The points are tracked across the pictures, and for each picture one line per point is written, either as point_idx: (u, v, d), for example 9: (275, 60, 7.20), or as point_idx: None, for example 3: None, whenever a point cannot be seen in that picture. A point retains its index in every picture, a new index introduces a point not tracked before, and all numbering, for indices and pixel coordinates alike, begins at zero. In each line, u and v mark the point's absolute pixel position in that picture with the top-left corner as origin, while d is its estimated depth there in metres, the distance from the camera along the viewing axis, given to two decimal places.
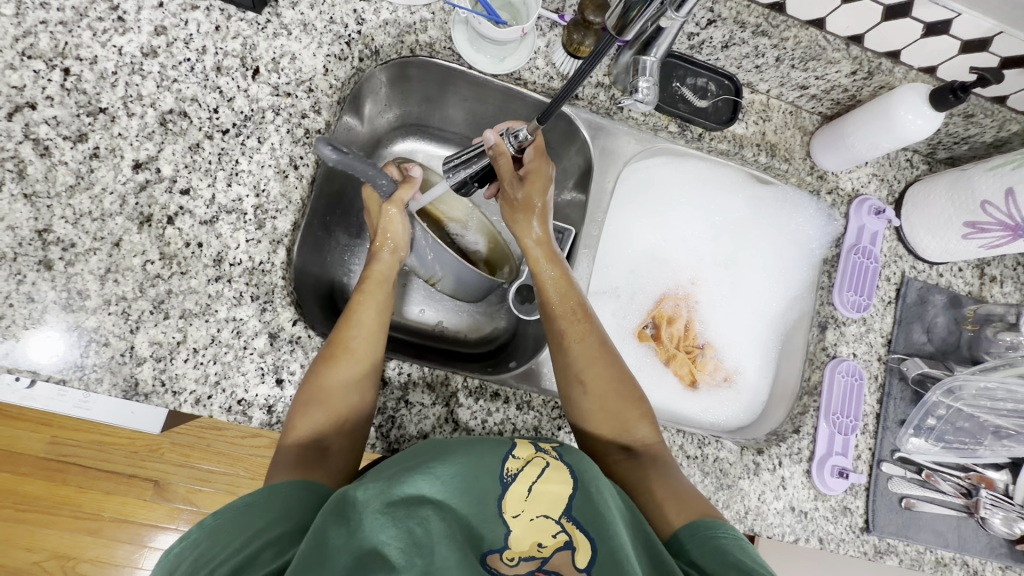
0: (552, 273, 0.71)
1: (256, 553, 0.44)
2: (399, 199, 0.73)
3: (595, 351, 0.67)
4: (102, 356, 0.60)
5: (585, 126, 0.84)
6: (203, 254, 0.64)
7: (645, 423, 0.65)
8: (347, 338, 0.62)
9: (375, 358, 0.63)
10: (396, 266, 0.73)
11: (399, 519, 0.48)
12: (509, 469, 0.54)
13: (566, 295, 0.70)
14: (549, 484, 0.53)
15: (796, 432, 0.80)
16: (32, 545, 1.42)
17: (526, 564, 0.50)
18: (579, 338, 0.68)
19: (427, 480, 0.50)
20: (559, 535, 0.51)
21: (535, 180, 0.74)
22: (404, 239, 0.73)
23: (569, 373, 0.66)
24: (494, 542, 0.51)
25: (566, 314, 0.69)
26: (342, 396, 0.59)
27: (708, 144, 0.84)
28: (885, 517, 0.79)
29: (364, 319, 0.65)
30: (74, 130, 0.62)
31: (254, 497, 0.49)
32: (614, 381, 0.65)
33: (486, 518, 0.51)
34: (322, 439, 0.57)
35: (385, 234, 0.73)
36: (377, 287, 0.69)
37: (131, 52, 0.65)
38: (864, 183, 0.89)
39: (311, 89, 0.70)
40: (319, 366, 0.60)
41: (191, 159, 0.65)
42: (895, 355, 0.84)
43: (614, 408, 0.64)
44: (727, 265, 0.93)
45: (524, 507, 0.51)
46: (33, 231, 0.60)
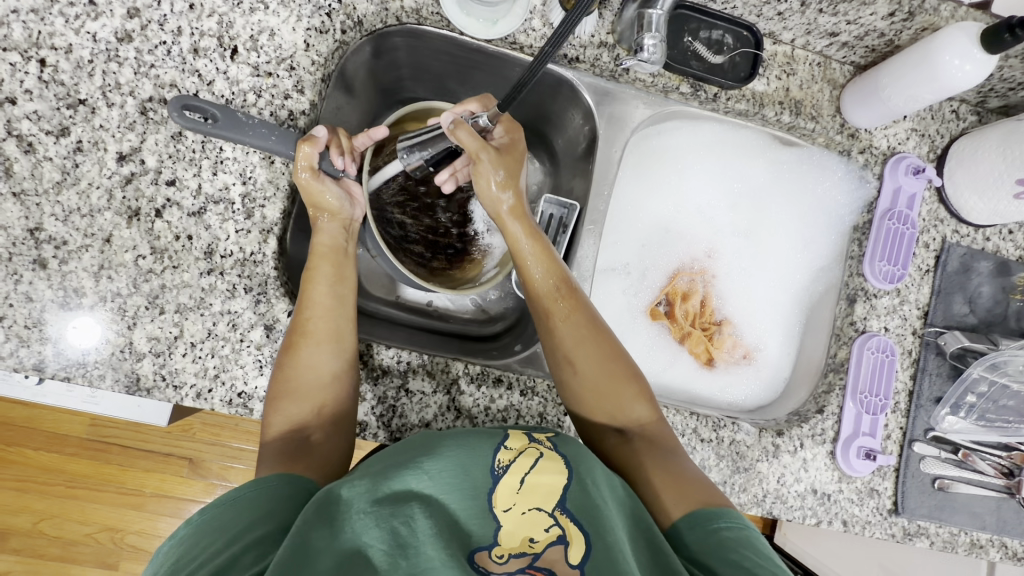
0: (533, 247, 0.66)
1: (237, 555, 0.44)
2: (302, 164, 0.62)
3: (584, 329, 0.63)
4: (104, 353, 0.60)
5: (589, 91, 0.77)
6: (194, 247, 0.63)
7: (642, 402, 0.61)
8: (304, 322, 0.60)
9: (340, 334, 0.61)
10: (340, 230, 0.66)
11: (383, 519, 0.47)
12: (501, 460, 0.53)
13: (549, 271, 0.65)
14: (542, 475, 0.52)
15: (820, 412, 0.76)
16: (83, 520, 1.52)
17: (517, 561, 0.49)
18: (566, 316, 0.63)
19: (415, 475, 0.51)
20: (552, 529, 0.50)
21: (508, 155, 0.68)
22: (337, 204, 0.65)
23: (558, 356, 0.62)
24: (482, 539, 0.49)
25: (551, 289, 0.64)
26: (314, 382, 0.58)
27: (724, 104, 0.76)
28: (916, 499, 0.75)
29: (314, 298, 0.61)
30: (56, 124, 0.61)
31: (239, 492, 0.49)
32: (605, 360, 0.62)
33: (476, 513, 0.50)
34: (300, 429, 0.57)
35: (313, 203, 0.64)
36: (328, 264, 0.63)
37: (106, 38, 0.62)
38: (902, 140, 0.80)
39: (293, 68, 0.66)
40: (283, 358, 0.59)
41: (175, 149, 0.63)
42: (932, 329, 0.78)
43: (609, 388, 0.61)
44: (747, 235, 0.87)
45: (515, 500, 0.51)
46: (25, 230, 0.60)
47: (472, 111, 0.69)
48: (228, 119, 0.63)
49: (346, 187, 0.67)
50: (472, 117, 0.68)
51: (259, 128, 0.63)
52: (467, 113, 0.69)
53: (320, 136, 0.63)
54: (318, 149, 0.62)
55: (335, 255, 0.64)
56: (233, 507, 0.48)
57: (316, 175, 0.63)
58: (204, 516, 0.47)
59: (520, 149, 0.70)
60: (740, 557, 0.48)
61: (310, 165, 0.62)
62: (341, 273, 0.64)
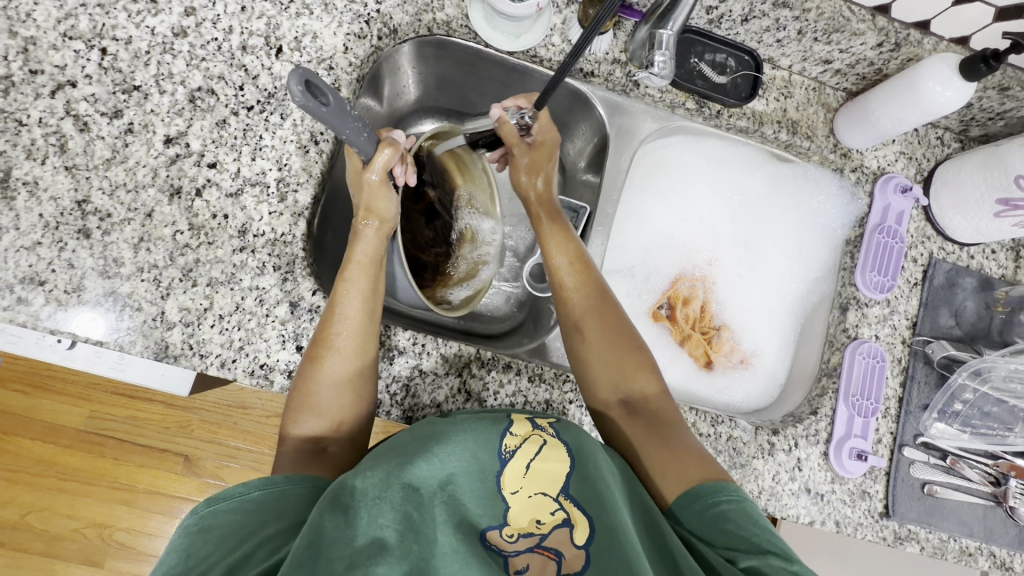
0: (550, 227, 0.74)
1: (251, 550, 0.47)
2: (377, 167, 0.66)
3: (594, 300, 0.68)
4: (136, 320, 0.64)
5: (601, 104, 0.83)
6: (229, 226, 0.67)
7: (647, 376, 0.64)
8: (333, 336, 0.62)
9: (365, 352, 0.63)
10: (383, 238, 0.69)
11: (398, 504, 0.50)
12: (508, 445, 0.56)
13: (564, 247, 0.71)
14: (546, 461, 0.55)
15: (814, 414, 0.79)
16: (72, 514, 1.50)
17: (525, 540, 0.52)
18: (578, 287, 0.69)
19: (427, 463, 0.52)
20: (557, 512, 0.53)
21: (540, 150, 0.77)
22: (390, 211, 0.69)
23: (569, 322, 0.68)
24: (491, 519, 0.53)
25: (564, 264, 0.70)
26: (335, 400, 0.61)
27: (726, 121, 0.82)
28: (906, 503, 0.78)
29: (347, 309, 0.63)
30: (110, 107, 0.66)
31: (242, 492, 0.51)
32: (610, 331, 0.66)
33: (486, 494, 0.54)
34: (318, 440, 0.60)
35: (369, 206, 0.68)
36: (361, 274, 0.66)
37: (163, 32, 0.68)
38: (890, 161, 0.86)
39: (331, 67, 0.72)
40: (306, 369, 0.61)
41: (218, 134, 0.68)
42: (920, 338, 0.82)
43: (616, 359, 0.65)
44: (745, 246, 0.92)
45: (522, 484, 0.54)
46: (73, 202, 0.64)
47: (519, 106, 0.74)
48: (335, 105, 0.51)
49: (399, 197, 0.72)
50: (516, 112, 0.74)
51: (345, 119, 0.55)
52: (515, 108, 0.75)
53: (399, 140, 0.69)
54: (397, 154, 0.67)
55: (371, 266, 0.67)
56: (240, 508, 0.50)
57: (384, 179, 0.67)
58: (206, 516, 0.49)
59: (552, 143, 0.77)
60: (739, 529, 0.49)
61: (384, 169, 0.67)
62: (374, 286, 0.67)
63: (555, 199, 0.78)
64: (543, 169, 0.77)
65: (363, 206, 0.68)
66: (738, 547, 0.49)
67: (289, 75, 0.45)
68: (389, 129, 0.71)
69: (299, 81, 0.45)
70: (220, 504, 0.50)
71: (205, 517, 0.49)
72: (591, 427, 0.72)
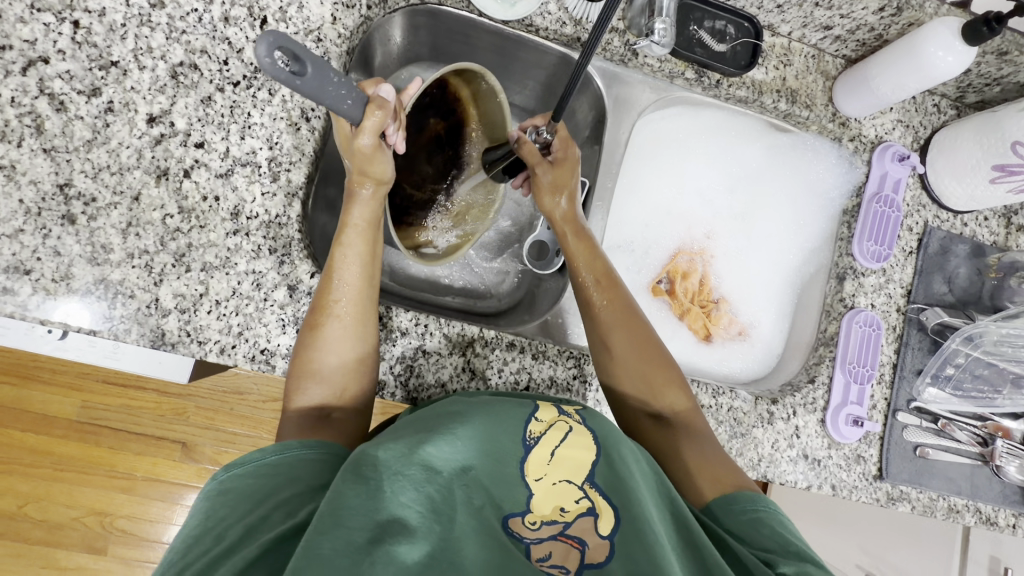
0: (576, 243, 0.70)
1: (267, 514, 0.47)
2: (367, 129, 0.58)
3: (623, 317, 0.65)
4: (129, 308, 0.62)
5: (599, 75, 0.81)
6: (220, 208, 0.65)
7: (679, 392, 0.63)
8: (333, 303, 0.61)
9: (366, 318, 0.62)
10: (377, 205, 0.65)
11: (419, 483, 0.49)
12: (532, 431, 0.55)
13: (591, 262, 0.69)
14: (572, 448, 0.55)
15: (811, 382, 0.81)
16: (72, 503, 1.49)
17: (549, 528, 0.51)
18: (606, 303, 0.66)
19: (448, 442, 0.52)
20: (581, 501, 0.52)
21: (563, 168, 0.72)
22: (387, 171, 0.64)
23: (597, 339, 0.65)
24: (514, 505, 0.52)
25: (591, 280, 0.68)
26: (338, 366, 0.60)
27: (726, 91, 0.81)
28: (898, 465, 0.80)
29: (346, 275, 0.62)
30: (88, 84, 0.62)
31: (263, 455, 0.52)
32: (640, 347, 0.64)
33: (508, 479, 0.52)
34: (323, 407, 0.59)
35: (363, 170, 0.62)
36: (360, 241, 0.63)
37: (139, 3, 0.64)
38: (888, 130, 0.86)
39: (320, 39, 0.69)
40: (306, 337, 0.60)
41: (204, 112, 0.65)
42: (915, 306, 0.83)
43: (647, 376, 0.63)
44: (743, 218, 0.92)
45: (546, 471, 0.53)
46: (55, 186, 0.61)
47: (536, 126, 0.73)
48: (317, 75, 0.47)
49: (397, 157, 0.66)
50: (534, 131, 0.72)
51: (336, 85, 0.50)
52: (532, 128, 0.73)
53: (388, 100, 0.60)
54: (387, 115, 0.59)
55: (370, 229, 0.64)
56: (258, 472, 0.50)
57: (378, 143, 0.61)
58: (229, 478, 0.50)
59: (574, 160, 0.73)
60: (773, 534, 0.51)
61: (376, 133, 0.59)
62: (372, 252, 0.65)
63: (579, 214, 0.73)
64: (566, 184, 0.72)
65: (356, 170, 0.62)
66: (770, 549, 0.50)
67: (258, 42, 0.41)
68: (374, 84, 0.61)
69: (268, 49, 0.41)
70: (238, 468, 0.51)
71: (223, 481, 0.50)
72: (596, 402, 0.73)
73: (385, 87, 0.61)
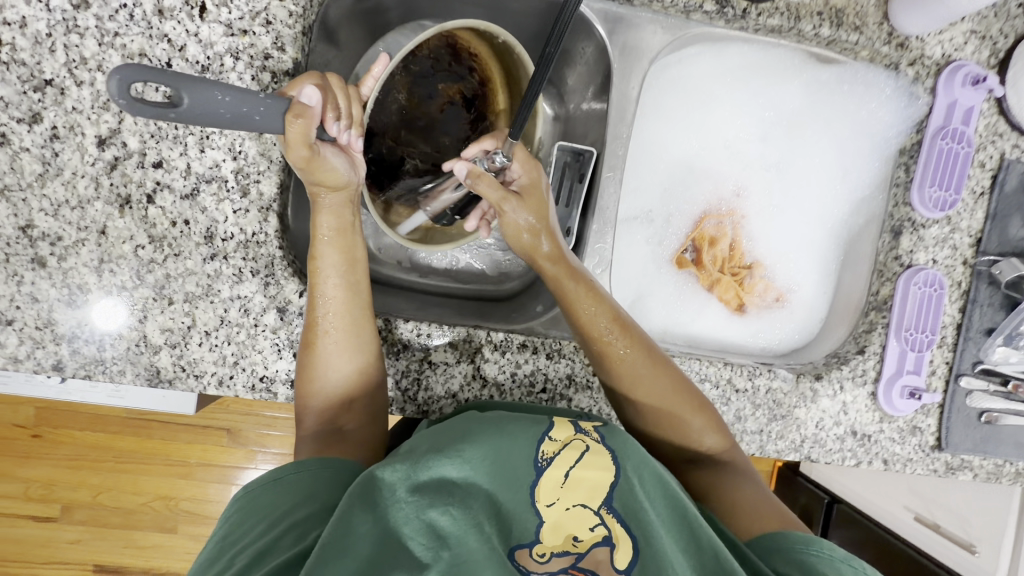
0: (576, 288, 0.60)
1: (278, 536, 0.44)
2: (294, 140, 0.49)
3: (645, 364, 0.59)
4: (120, 348, 0.59)
5: (601, 19, 0.68)
6: (193, 232, 0.60)
7: (713, 432, 0.59)
8: (320, 319, 0.55)
9: (359, 326, 0.56)
10: (349, 202, 0.57)
11: (423, 510, 0.45)
12: (545, 452, 0.49)
13: (599, 311, 0.59)
14: (589, 469, 0.48)
15: (860, 353, 0.72)
16: (137, 490, 1.52)
17: (559, 560, 0.46)
18: (624, 353, 0.58)
19: (455, 464, 0.47)
20: (597, 528, 0.47)
21: (531, 198, 0.61)
22: (342, 176, 0.55)
23: (618, 389, 0.60)
24: (522, 535, 0.47)
25: (605, 330, 0.58)
26: (340, 382, 0.56)
27: (755, 21, 0.68)
28: (961, 434, 0.73)
29: (328, 290, 0.55)
30: (26, 110, 0.56)
31: (279, 473, 0.49)
32: (669, 394, 0.58)
33: (518, 506, 0.47)
34: (331, 420, 0.55)
35: (312, 178, 0.53)
36: (335, 250, 0.56)
37: (60, 6, 0.56)
38: (958, 45, 0.71)
39: (269, 22, 0.60)
40: (303, 356, 0.56)
41: (156, 127, 0.58)
42: (985, 258, 0.73)
43: (671, 421, 0.58)
44: (780, 168, 0.80)
45: (559, 495, 0.47)
46: (16, 229, 0.57)
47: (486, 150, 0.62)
48: (197, 104, 0.42)
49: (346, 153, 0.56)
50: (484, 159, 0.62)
51: (234, 105, 0.43)
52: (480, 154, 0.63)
53: (311, 104, 0.50)
54: (312, 122, 0.49)
55: (342, 236, 0.57)
56: (271, 489, 0.48)
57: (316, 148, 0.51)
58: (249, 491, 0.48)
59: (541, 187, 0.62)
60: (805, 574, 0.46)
61: (308, 143, 0.49)
62: (352, 258, 0.57)
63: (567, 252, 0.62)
64: (539, 218, 0.61)
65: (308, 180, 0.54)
66: None
67: (111, 82, 0.40)
68: (297, 85, 0.51)
69: (120, 87, 0.40)
70: (257, 483, 0.49)
71: (243, 496, 0.48)
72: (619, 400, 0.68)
73: (308, 88, 0.51)
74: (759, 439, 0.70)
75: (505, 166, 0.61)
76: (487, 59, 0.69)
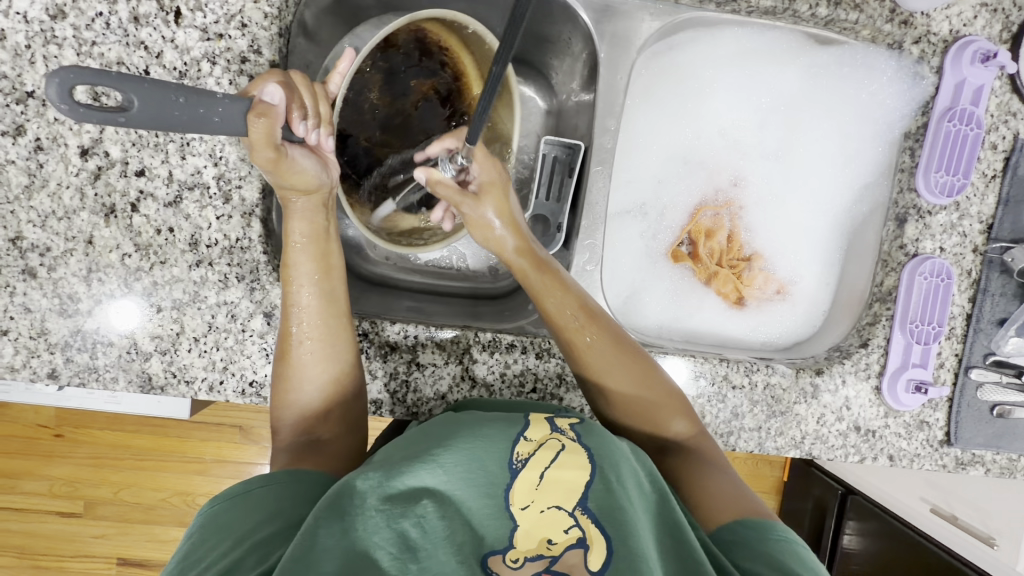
0: (541, 280, 0.60)
1: (241, 556, 0.44)
2: (258, 141, 0.48)
3: (612, 351, 0.58)
4: (112, 356, 0.60)
5: (587, 7, 0.67)
6: (177, 240, 0.60)
7: (683, 417, 0.57)
8: (295, 329, 0.55)
9: (334, 336, 0.56)
10: (320, 207, 0.57)
11: (394, 518, 0.45)
12: (520, 454, 0.50)
13: (563, 302, 0.59)
14: (564, 469, 0.49)
15: (864, 347, 0.70)
16: (156, 486, 1.56)
17: (533, 564, 0.46)
18: (590, 341, 0.58)
19: (429, 470, 0.47)
20: (571, 530, 0.47)
21: (496, 191, 0.62)
22: (311, 178, 0.54)
23: (586, 380, 0.59)
24: (495, 542, 0.46)
25: (569, 320, 0.58)
26: (317, 393, 0.56)
27: (748, 3, 0.65)
28: (972, 429, 0.70)
29: (302, 298, 0.55)
30: (10, 123, 0.57)
31: (246, 488, 0.49)
32: (635, 381, 0.57)
33: (493, 512, 0.47)
34: (309, 432, 0.55)
35: (281, 182, 0.53)
36: (310, 257, 0.56)
37: (37, 17, 0.56)
38: (967, 20, 0.68)
39: (244, 25, 0.59)
40: (280, 367, 0.56)
41: (137, 135, 0.58)
42: (997, 245, 0.69)
43: (641, 411, 0.57)
44: (778, 156, 0.77)
45: (534, 498, 0.48)
46: (7, 241, 0.58)
47: (448, 150, 0.65)
48: (147, 107, 0.40)
49: (315, 154, 0.56)
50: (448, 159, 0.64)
51: (188, 107, 0.42)
52: (444, 152, 0.65)
53: (273, 102, 0.50)
54: (276, 121, 0.48)
55: (316, 244, 0.56)
56: (238, 506, 0.48)
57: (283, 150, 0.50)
58: (214, 511, 0.48)
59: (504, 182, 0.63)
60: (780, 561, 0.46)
61: (274, 143, 0.49)
62: (327, 266, 0.57)
63: (534, 242, 0.62)
64: (506, 209, 0.62)
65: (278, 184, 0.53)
66: None
67: (49, 81, 0.39)
68: (260, 83, 0.51)
69: (59, 91, 0.39)
70: (223, 502, 0.49)
71: (208, 516, 0.48)
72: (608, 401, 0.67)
73: (271, 88, 0.51)
74: (758, 436, 0.68)
75: (461, 168, 0.63)
76: (461, 52, 0.68)
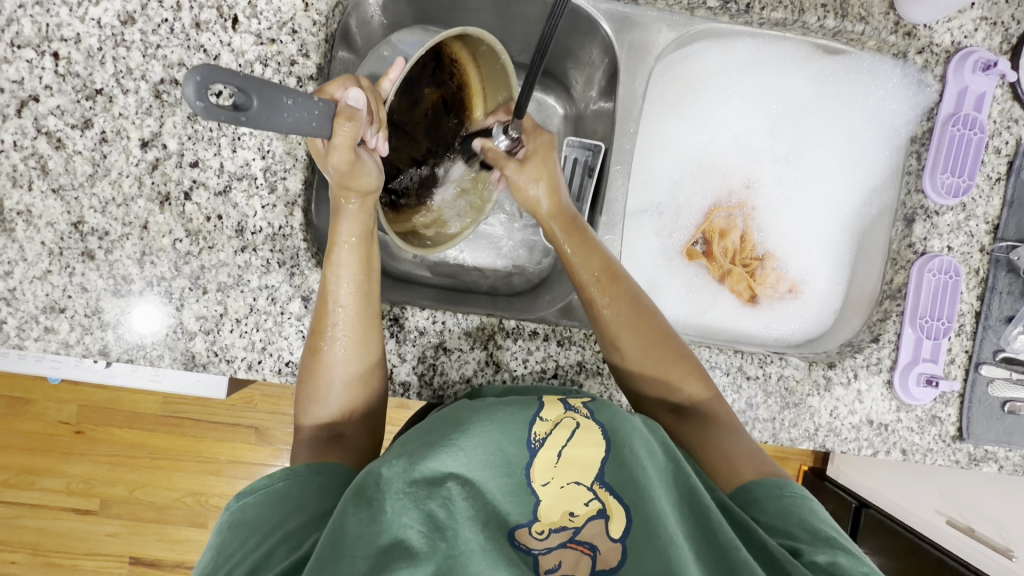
0: (571, 241, 0.65)
1: (272, 548, 0.47)
2: (342, 143, 0.52)
3: (630, 310, 0.61)
4: (159, 335, 0.64)
5: (607, 18, 0.71)
6: (225, 227, 0.64)
7: (696, 379, 0.60)
8: (330, 326, 0.58)
9: (366, 338, 0.59)
10: (371, 212, 0.60)
11: (420, 500, 0.47)
12: (537, 433, 0.52)
13: (590, 262, 0.63)
14: (579, 447, 0.51)
15: (875, 342, 0.72)
16: (170, 486, 1.58)
17: (557, 535, 0.49)
18: (610, 300, 0.61)
19: (449, 454, 0.49)
20: (591, 503, 0.49)
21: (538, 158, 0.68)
22: (372, 182, 0.58)
23: (604, 338, 0.62)
24: (520, 517, 0.49)
25: (590, 279, 0.62)
26: (343, 387, 0.59)
27: (759, 15, 0.69)
28: (983, 425, 0.71)
29: (338, 296, 0.59)
30: (79, 117, 0.62)
31: (271, 482, 0.52)
32: (651, 337, 0.60)
33: (513, 488, 0.50)
34: (333, 426, 0.58)
35: (346, 184, 0.57)
36: (355, 257, 0.59)
37: (110, 22, 0.62)
38: (968, 32, 0.71)
39: (295, 31, 0.64)
40: (309, 361, 0.59)
41: (193, 130, 0.63)
42: (1003, 244, 0.71)
43: (654, 370, 0.60)
44: (790, 160, 0.81)
45: (553, 474, 0.50)
46: (69, 225, 0.62)
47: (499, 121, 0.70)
48: (265, 107, 0.42)
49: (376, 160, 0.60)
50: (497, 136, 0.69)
51: (293, 109, 0.45)
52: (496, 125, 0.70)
53: (358, 107, 0.55)
54: (359, 124, 0.52)
55: (364, 244, 0.60)
56: (265, 501, 0.51)
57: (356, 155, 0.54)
58: (242, 507, 0.51)
59: (546, 147, 0.69)
60: (801, 521, 0.50)
61: (351, 147, 0.53)
62: (369, 268, 0.61)
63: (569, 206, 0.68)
64: (545, 172, 0.67)
65: (339, 184, 0.57)
66: (798, 538, 0.49)
67: (185, 83, 0.38)
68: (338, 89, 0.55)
69: (197, 90, 0.38)
70: (249, 498, 0.52)
71: (235, 511, 0.51)
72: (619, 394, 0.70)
73: (353, 92, 0.55)
74: (772, 427, 0.70)
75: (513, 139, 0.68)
76: (466, 65, 0.68)
